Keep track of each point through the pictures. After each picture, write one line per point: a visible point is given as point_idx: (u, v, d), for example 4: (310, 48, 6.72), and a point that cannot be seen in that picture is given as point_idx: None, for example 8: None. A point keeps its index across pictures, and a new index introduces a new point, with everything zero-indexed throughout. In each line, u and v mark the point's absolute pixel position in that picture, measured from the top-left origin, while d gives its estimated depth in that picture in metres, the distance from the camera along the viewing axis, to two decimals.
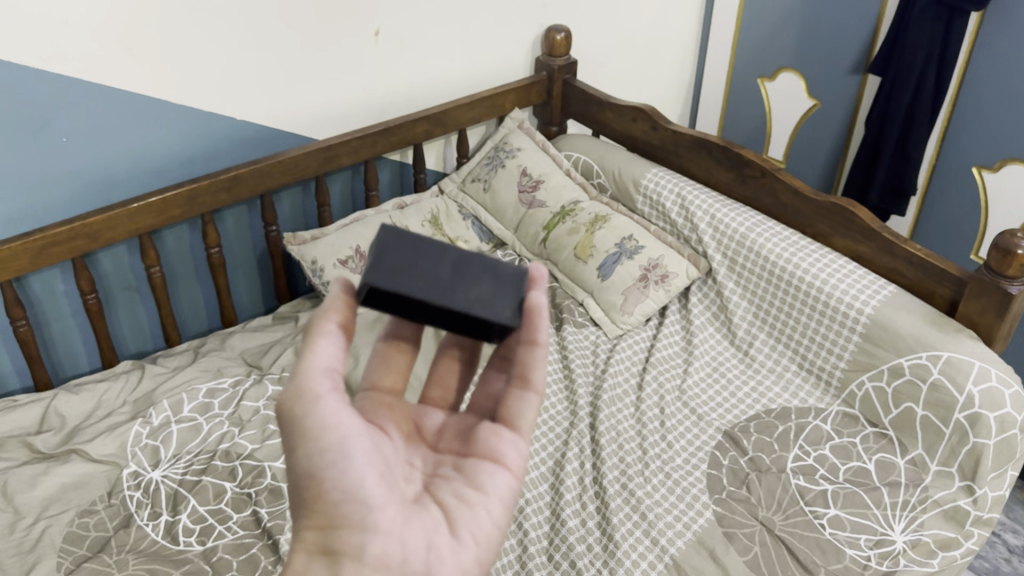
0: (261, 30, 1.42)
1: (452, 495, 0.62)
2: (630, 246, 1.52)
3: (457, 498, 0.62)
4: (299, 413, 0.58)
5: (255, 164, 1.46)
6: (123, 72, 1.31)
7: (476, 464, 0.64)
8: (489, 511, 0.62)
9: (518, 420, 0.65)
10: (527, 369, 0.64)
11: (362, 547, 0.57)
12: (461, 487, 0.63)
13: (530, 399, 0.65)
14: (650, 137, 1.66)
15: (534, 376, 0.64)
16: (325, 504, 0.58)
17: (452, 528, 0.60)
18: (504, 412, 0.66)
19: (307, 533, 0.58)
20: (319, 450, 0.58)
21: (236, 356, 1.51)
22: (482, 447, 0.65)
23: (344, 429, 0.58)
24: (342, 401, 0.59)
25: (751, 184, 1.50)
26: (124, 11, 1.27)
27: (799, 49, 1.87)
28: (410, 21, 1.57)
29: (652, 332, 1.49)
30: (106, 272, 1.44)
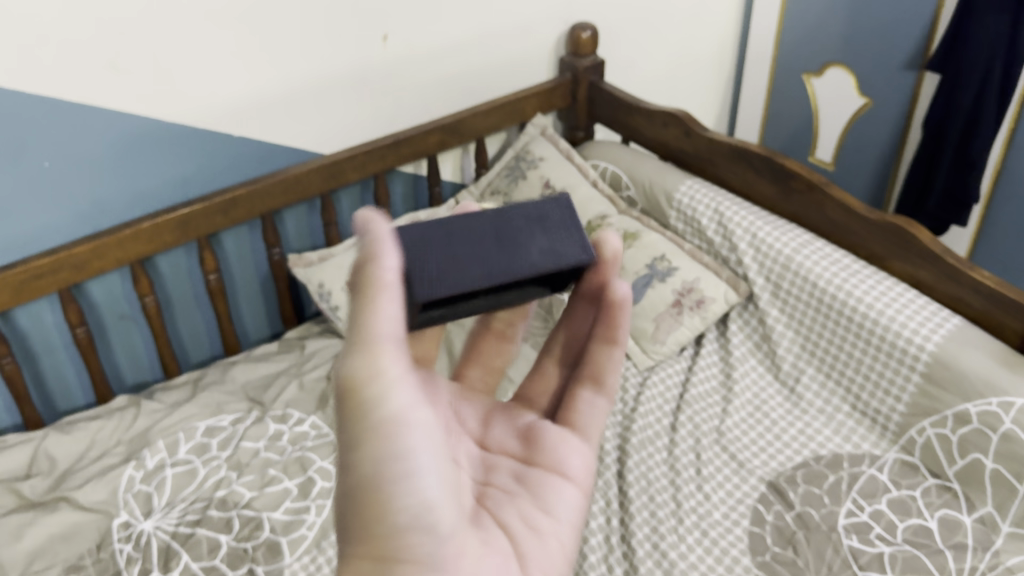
0: (258, 39, 1.30)
1: (521, 522, 0.62)
2: (663, 267, 1.37)
3: (527, 524, 0.63)
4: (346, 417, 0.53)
5: (253, 184, 1.35)
6: (109, 88, 1.21)
7: (539, 491, 0.65)
8: (559, 539, 0.63)
9: (589, 429, 0.70)
10: (601, 372, 0.71)
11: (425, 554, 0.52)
12: (528, 508, 0.64)
13: (602, 403, 0.71)
14: (682, 144, 1.49)
15: (608, 379, 0.71)
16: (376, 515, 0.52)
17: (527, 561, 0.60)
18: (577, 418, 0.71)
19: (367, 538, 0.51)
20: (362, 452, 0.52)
21: (238, 390, 1.40)
22: (546, 459, 0.68)
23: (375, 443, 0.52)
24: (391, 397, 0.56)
25: (795, 199, 1.34)
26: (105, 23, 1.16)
27: (849, 43, 1.70)
28: (420, 23, 1.45)
29: (688, 362, 1.34)
30: (97, 301, 1.33)
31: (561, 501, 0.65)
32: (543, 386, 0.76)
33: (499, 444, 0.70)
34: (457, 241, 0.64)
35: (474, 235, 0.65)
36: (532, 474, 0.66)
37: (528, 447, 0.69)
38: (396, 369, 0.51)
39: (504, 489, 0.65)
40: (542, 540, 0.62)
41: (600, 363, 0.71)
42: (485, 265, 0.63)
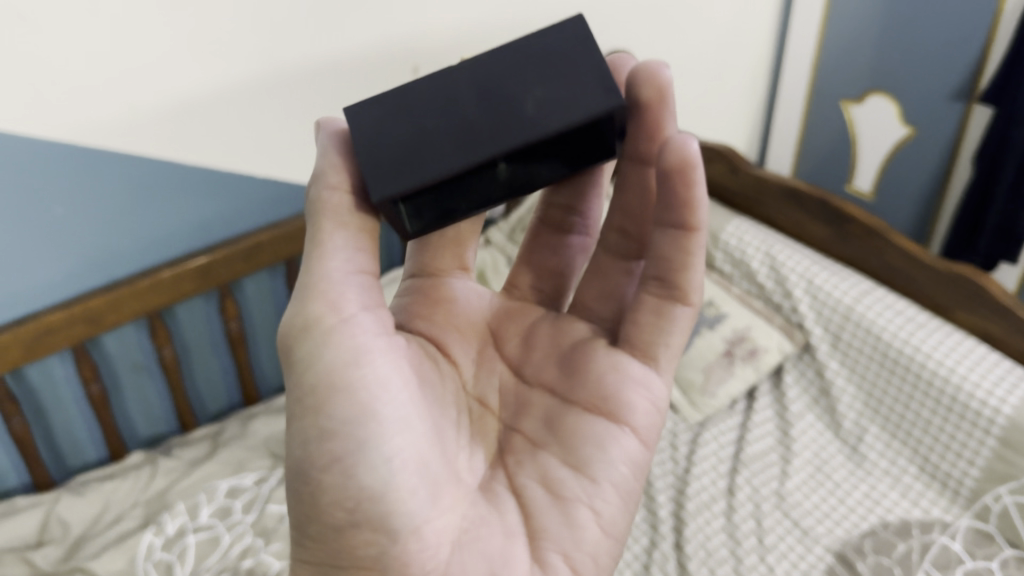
0: (285, 75, 1.22)
1: (537, 486, 0.62)
2: (711, 314, 1.30)
3: (541, 485, 0.62)
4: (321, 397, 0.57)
5: (278, 228, 1.28)
6: (130, 129, 1.12)
7: (574, 444, 0.63)
8: (591, 504, 0.61)
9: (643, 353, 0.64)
10: (665, 271, 0.62)
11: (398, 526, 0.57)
12: (558, 467, 0.62)
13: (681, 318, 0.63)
14: (728, 181, 1.42)
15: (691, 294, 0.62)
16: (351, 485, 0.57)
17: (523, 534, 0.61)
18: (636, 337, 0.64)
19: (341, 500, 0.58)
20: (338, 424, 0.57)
21: (259, 444, 1.32)
22: (585, 397, 0.64)
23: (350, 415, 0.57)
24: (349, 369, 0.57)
25: (853, 244, 1.26)
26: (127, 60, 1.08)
27: (892, 70, 1.63)
28: (452, 54, 1.37)
29: (740, 417, 1.27)
30: (111, 354, 1.25)
31: (609, 456, 0.62)
32: (602, 292, 0.70)
33: (542, 377, 0.67)
34: (441, 106, 0.58)
35: (459, 95, 0.58)
36: (571, 419, 0.64)
37: (569, 380, 0.66)
38: (349, 343, 0.56)
39: (532, 439, 0.64)
40: (563, 511, 0.61)
41: (673, 258, 0.61)
42: (468, 133, 0.57)
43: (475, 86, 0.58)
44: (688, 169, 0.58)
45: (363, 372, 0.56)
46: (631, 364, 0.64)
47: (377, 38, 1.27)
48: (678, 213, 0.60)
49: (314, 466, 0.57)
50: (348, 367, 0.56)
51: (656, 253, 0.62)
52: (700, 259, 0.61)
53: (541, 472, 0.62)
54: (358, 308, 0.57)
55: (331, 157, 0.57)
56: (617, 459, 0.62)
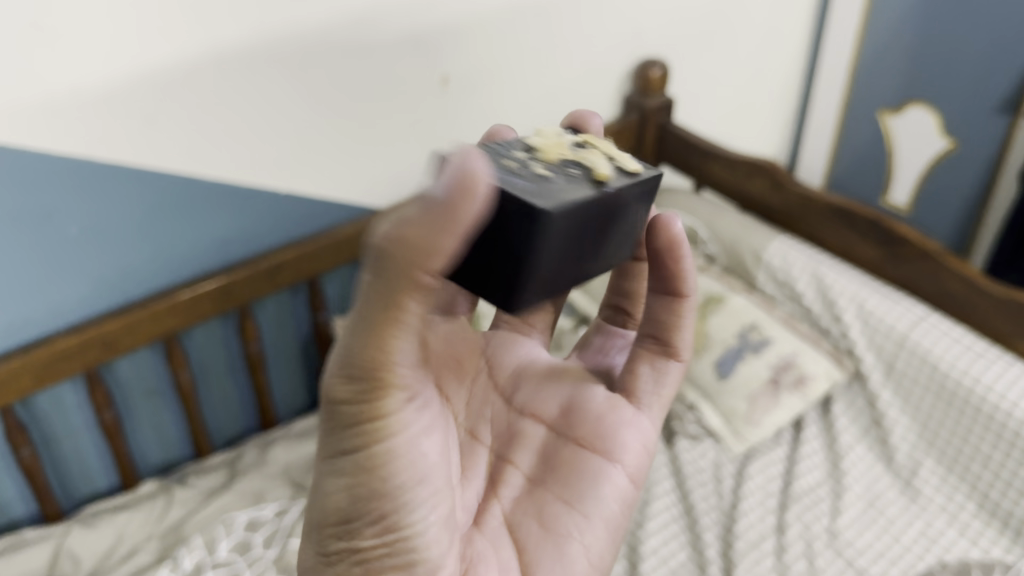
0: (311, 85, 1.15)
1: (534, 518, 0.69)
2: (755, 338, 1.24)
3: (538, 519, 0.69)
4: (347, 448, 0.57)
5: (301, 246, 1.21)
6: (143, 141, 1.05)
7: (572, 482, 0.69)
8: (585, 534, 0.68)
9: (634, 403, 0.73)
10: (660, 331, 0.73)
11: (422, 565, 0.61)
12: (558, 505, 0.69)
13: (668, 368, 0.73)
14: (770, 197, 1.36)
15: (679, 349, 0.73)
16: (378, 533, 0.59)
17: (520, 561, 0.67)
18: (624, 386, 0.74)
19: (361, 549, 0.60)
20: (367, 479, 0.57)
21: (279, 473, 1.25)
22: (581, 439, 0.71)
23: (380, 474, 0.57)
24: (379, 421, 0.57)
25: (906, 267, 1.20)
26: (142, 67, 1.01)
27: (932, 78, 1.57)
28: (482, 63, 1.30)
29: (787, 448, 1.21)
30: (124, 380, 1.19)
31: (601, 491, 0.69)
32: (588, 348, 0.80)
33: (535, 410, 0.74)
34: (570, 232, 0.59)
35: (581, 228, 0.59)
36: (565, 454, 0.71)
37: (565, 418, 0.72)
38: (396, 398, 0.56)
39: (528, 477, 0.71)
40: (559, 546, 0.67)
41: (669, 320, 0.73)
42: (565, 269, 0.62)
43: (594, 221, 0.60)
44: (677, 247, 0.69)
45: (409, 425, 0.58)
46: (623, 406, 0.72)
47: (407, 47, 1.21)
48: (669, 282, 0.71)
49: (349, 514, 0.59)
50: (396, 428, 0.57)
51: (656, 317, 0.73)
52: (689, 319, 0.73)
53: (537, 508, 0.69)
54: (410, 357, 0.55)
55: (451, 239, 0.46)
56: (609, 496, 0.69)
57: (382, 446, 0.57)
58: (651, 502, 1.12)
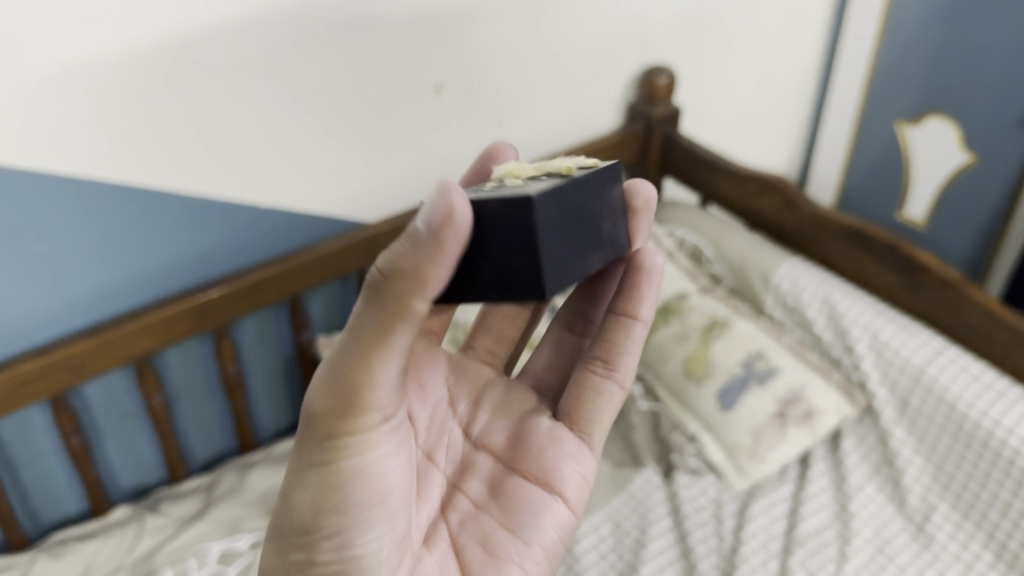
0: (294, 94, 1.08)
1: (476, 541, 0.68)
2: (761, 368, 1.17)
3: (482, 541, 0.67)
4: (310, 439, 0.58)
5: (283, 263, 1.14)
6: (111, 155, 0.98)
7: (516, 509, 0.68)
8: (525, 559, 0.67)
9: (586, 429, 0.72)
10: (613, 355, 0.72)
11: None
12: (499, 528, 0.68)
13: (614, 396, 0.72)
14: (781, 216, 1.28)
15: (622, 370, 0.72)
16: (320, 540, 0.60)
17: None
18: (574, 415, 0.72)
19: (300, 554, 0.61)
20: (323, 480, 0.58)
21: (257, 501, 1.19)
22: (532, 467, 0.70)
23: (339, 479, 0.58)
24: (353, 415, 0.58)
25: (925, 296, 1.13)
26: (110, 78, 0.93)
27: (955, 90, 1.48)
28: (477, 70, 1.23)
29: (792, 485, 1.14)
30: (94, 403, 1.13)
31: (542, 520, 0.68)
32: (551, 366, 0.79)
33: (489, 440, 0.73)
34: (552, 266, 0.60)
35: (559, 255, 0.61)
36: (512, 484, 0.69)
37: (515, 447, 0.71)
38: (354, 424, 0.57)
39: (475, 500, 0.70)
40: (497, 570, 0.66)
41: (614, 342, 0.72)
42: None
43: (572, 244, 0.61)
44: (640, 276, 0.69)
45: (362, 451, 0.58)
46: (567, 438, 0.72)
47: (398, 53, 1.14)
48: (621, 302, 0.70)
49: (307, 533, 0.60)
50: (367, 451, 0.58)
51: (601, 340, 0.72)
52: (637, 347, 0.72)
53: (481, 533, 0.68)
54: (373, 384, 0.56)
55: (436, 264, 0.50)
56: (549, 524, 0.68)
57: (350, 460, 0.58)
58: (645, 543, 1.06)
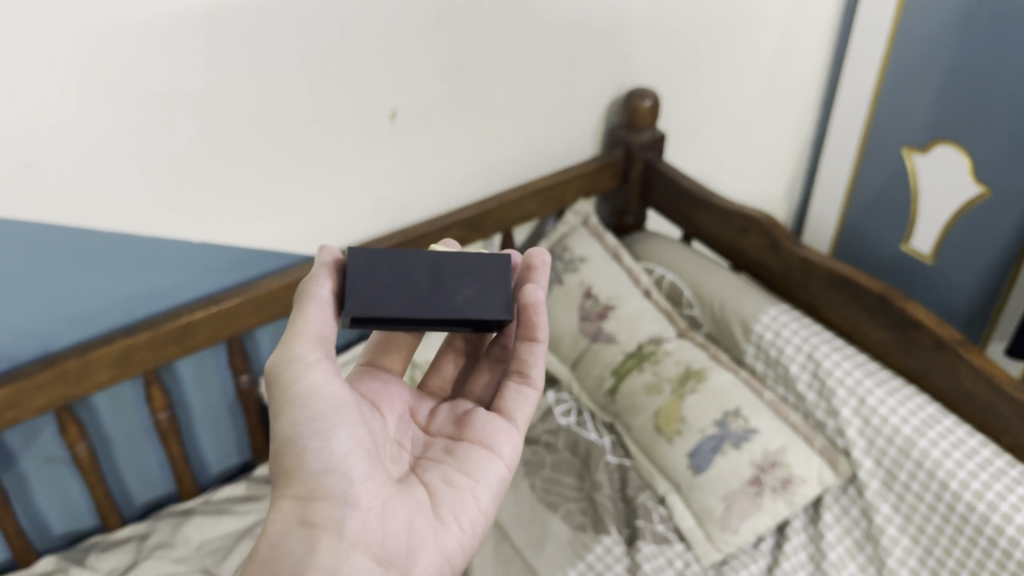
0: (225, 120, 0.99)
1: (440, 480, 0.75)
2: (737, 428, 1.07)
3: (445, 482, 0.75)
4: (286, 387, 0.68)
5: (217, 304, 1.06)
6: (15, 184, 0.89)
7: (464, 457, 0.77)
8: (475, 495, 0.75)
9: (514, 412, 0.79)
10: (525, 366, 0.80)
11: (341, 521, 0.66)
12: (451, 473, 0.76)
13: (528, 393, 0.80)
14: (765, 257, 1.19)
15: (532, 372, 0.80)
16: (305, 476, 0.67)
17: (435, 512, 0.72)
18: (502, 405, 0.80)
19: (284, 504, 0.67)
20: (304, 419, 0.67)
21: (190, 556, 1.10)
22: (476, 435, 0.79)
23: (316, 416, 0.67)
24: (325, 368, 0.68)
25: (918, 355, 1.02)
26: (8, 103, 0.85)
27: (966, 116, 1.37)
28: (437, 95, 1.14)
29: (766, 560, 1.04)
30: (14, 450, 1.05)
31: (488, 468, 0.76)
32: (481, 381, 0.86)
33: (441, 430, 0.81)
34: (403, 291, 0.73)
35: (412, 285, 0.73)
36: (464, 448, 0.78)
37: (461, 428, 0.80)
38: (320, 376, 0.68)
39: (436, 459, 0.78)
40: (458, 501, 0.74)
41: (523, 357, 0.80)
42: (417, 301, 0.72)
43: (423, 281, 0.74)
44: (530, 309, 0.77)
45: (337, 397, 0.69)
46: (500, 418, 0.79)
47: (345, 77, 1.05)
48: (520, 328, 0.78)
49: (293, 471, 0.67)
50: (329, 396, 0.68)
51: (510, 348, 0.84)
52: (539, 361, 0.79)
53: (444, 475, 0.76)
54: (324, 354, 0.68)
55: (328, 272, 0.71)
56: (492, 469, 0.77)
57: (317, 404, 0.67)
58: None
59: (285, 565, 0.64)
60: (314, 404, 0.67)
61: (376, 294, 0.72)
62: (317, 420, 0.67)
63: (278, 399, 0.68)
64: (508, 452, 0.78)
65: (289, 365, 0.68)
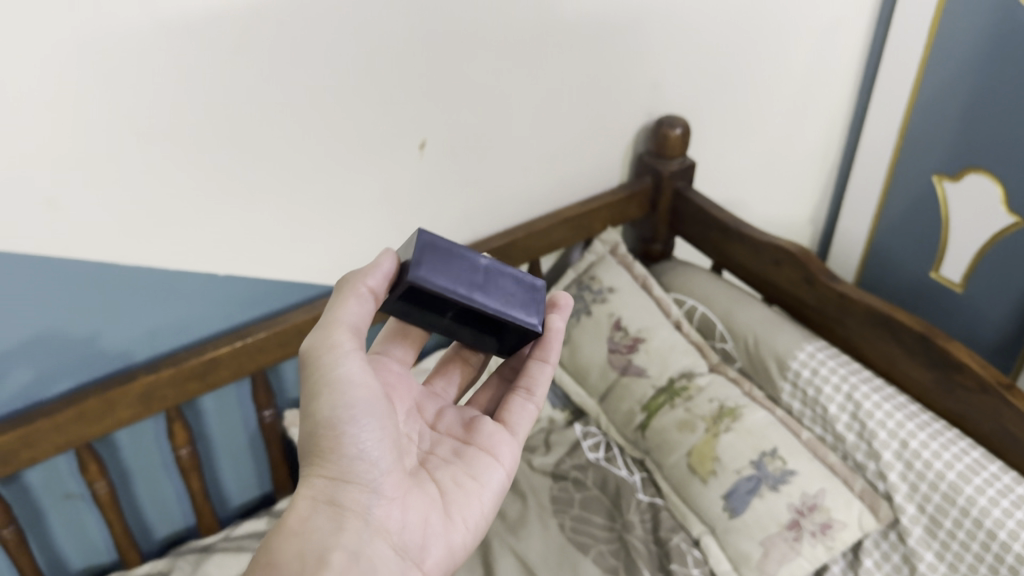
0: (251, 152, 0.97)
1: (449, 479, 0.76)
2: (775, 469, 1.05)
3: (455, 482, 0.76)
4: (324, 374, 0.67)
5: (242, 339, 1.03)
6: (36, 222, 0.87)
7: (472, 460, 0.78)
8: (480, 498, 0.76)
9: (517, 426, 0.82)
10: (533, 384, 0.83)
11: (367, 507, 0.67)
12: (459, 473, 0.77)
13: (528, 409, 0.83)
14: (799, 291, 1.16)
15: (539, 390, 0.83)
16: (337, 459, 0.67)
17: (445, 509, 0.74)
18: (503, 418, 0.82)
19: (317, 481, 0.68)
20: (341, 406, 0.67)
21: None
22: (481, 441, 0.80)
23: (353, 401, 0.67)
24: (360, 358, 0.68)
25: (961, 397, 1.00)
26: (31, 139, 0.82)
27: (999, 144, 1.34)
28: (466, 124, 1.12)
29: None
30: (33, 486, 1.02)
31: (492, 473, 0.78)
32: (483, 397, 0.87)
33: (446, 429, 0.81)
34: (456, 271, 0.72)
35: (464, 268, 0.73)
36: (469, 452, 0.79)
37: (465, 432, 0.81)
38: (357, 367, 0.68)
39: (443, 458, 0.78)
40: (466, 502, 0.75)
41: (530, 375, 0.83)
42: (466, 286, 0.72)
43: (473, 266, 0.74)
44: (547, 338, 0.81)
45: (372, 388, 0.69)
46: (502, 429, 0.81)
47: (374, 107, 1.02)
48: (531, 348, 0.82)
49: (324, 454, 0.67)
50: (364, 385, 0.68)
51: (516, 365, 0.87)
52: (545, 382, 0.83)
53: (454, 475, 0.76)
54: (359, 347, 0.68)
55: (375, 268, 0.70)
56: (496, 473, 0.78)
57: (353, 393, 0.67)
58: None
59: (314, 540, 0.65)
60: (353, 391, 0.67)
61: (435, 260, 0.71)
62: (354, 406, 0.67)
63: (314, 383, 0.67)
64: (508, 459, 0.80)
65: (329, 349, 0.67)
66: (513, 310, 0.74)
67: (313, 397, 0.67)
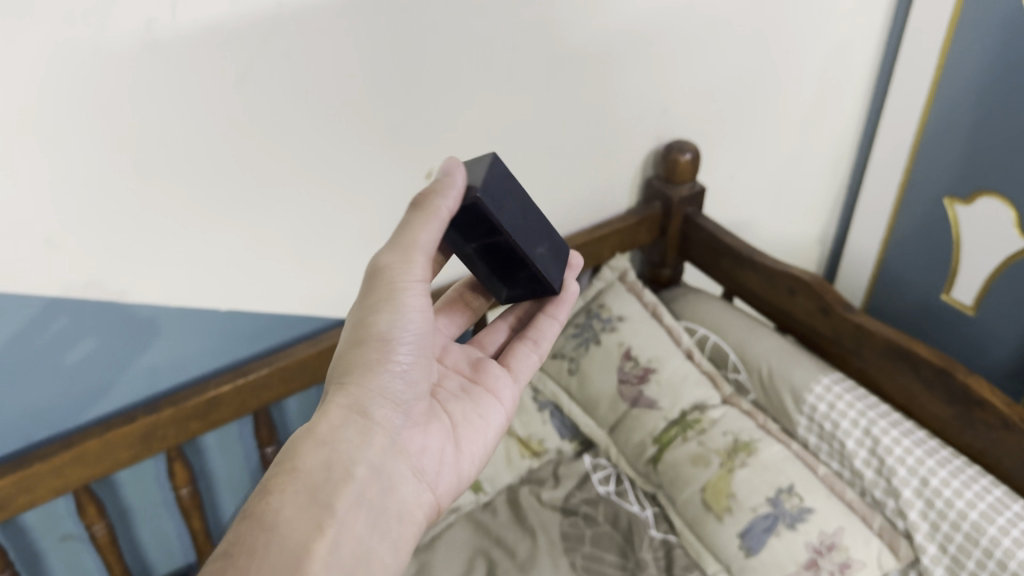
0: (254, 186, 0.94)
1: (460, 413, 0.79)
2: (792, 506, 1.02)
3: (465, 416, 0.79)
4: (384, 291, 0.67)
5: (244, 377, 1.00)
6: (33, 265, 0.84)
7: (478, 398, 0.81)
8: (484, 435, 0.80)
9: (519, 373, 0.86)
10: (540, 335, 0.87)
11: (395, 426, 0.70)
12: (469, 409, 0.80)
13: (531, 360, 0.87)
14: (814, 321, 1.14)
15: (544, 342, 0.87)
16: (377, 375, 0.69)
17: (455, 440, 0.77)
18: (510, 363, 0.86)
19: (354, 391, 0.68)
20: (392, 327, 0.68)
21: None
22: (488, 381, 0.83)
23: (406, 324, 0.68)
24: (421, 286, 0.68)
25: (983, 433, 0.97)
26: (27, 181, 0.79)
27: (1011, 167, 1.31)
28: (473, 152, 1.09)
29: None
30: (29, 528, 0.99)
31: (494, 413, 0.82)
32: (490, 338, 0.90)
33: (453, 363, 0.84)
34: (516, 210, 0.72)
35: (521, 209, 0.73)
36: (477, 390, 0.82)
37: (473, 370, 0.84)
38: (416, 296, 0.68)
39: (453, 391, 0.81)
40: (472, 438, 0.78)
41: (539, 327, 0.87)
42: (522, 228, 0.73)
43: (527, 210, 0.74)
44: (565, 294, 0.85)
45: (424, 319, 0.70)
46: (506, 374, 0.85)
47: (381, 138, 1.00)
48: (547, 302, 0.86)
49: (366, 368, 0.68)
50: (418, 313, 0.69)
51: (518, 312, 0.90)
52: (552, 333, 0.87)
53: (464, 410, 0.79)
54: (424, 274, 0.68)
55: (454, 183, 0.67)
56: (497, 413, 0.82)
57: (408, 320, 0.68)
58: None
59: (346, 453, 0.66)
60: (408, 315, 0.68)
61: (504, 193, 0.71)
62: (404, 333, 0.69)
63: (373, 297, 0.67)
64: (508, 401, 0.84)
65: (404, 272, 0.67)
66: (545, 263, 0.76)
67: (370, 311, 0.68)
